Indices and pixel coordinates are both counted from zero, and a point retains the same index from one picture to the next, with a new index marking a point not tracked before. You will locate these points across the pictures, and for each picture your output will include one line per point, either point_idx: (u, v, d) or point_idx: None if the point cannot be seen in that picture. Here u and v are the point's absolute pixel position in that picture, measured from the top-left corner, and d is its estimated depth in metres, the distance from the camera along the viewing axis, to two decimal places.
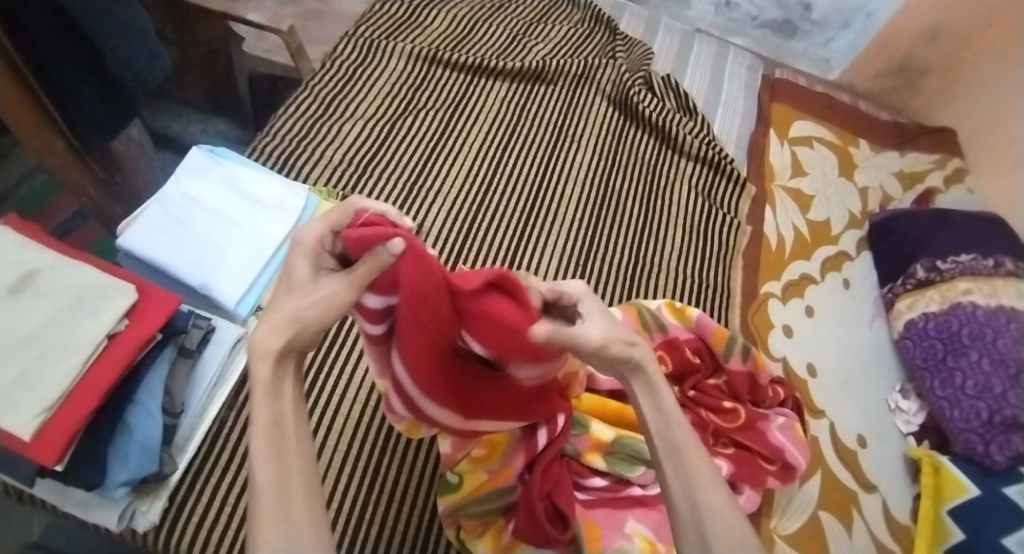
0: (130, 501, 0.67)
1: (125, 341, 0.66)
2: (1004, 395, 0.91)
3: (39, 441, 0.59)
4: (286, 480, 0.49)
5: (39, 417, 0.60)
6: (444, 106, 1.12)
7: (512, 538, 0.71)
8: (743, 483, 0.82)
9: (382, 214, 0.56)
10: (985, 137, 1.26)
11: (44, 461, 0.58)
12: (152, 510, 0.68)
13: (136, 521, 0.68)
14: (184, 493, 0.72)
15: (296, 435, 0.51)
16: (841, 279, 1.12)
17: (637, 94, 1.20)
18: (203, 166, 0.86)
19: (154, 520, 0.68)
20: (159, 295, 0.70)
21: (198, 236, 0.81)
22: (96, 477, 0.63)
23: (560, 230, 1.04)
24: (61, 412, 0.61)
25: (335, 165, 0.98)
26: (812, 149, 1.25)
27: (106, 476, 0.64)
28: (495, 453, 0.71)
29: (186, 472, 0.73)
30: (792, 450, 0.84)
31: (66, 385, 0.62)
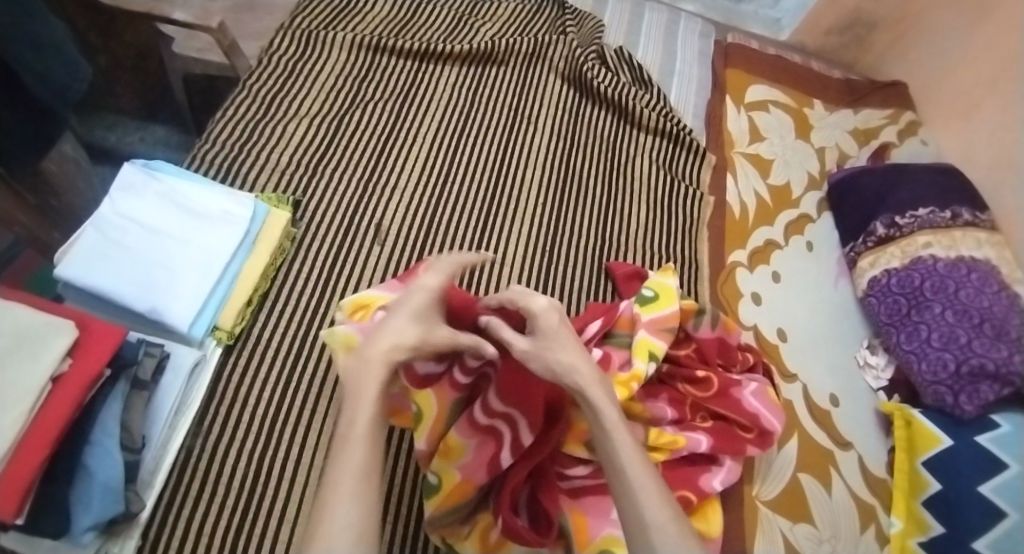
0: (100, 544, 0.65)
1: (71, 380, 0.63)
2: (970, 345, 0.92)
3: None
4: (364, 487, 0.56)
5: None
6: (394, 96, 1.08)
7: (499, 537, 0.70)
8: (722, 455, 0.82)
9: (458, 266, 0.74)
10: (936, 89, 1.27)
11: (4, 514, 0.55)
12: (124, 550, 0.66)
13: None
14: (158, 528, 0.69)
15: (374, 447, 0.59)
16: (805, 242, 1.12)
17: (591, 69, 1.17)
18: (138, 182, 0.82)
19: None
20: (102, 328, 0.67)
21: (142, 258, 0.77)
22: (60, 524, 0.61)
23: (523, 217, 1.01)
24: (12, 466, 0.57)
25: (282, 168, 0.94)
26: (768, 113, 1.23)
27: (71, 524, 0.61)
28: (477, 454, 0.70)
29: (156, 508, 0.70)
30: (767, 415, 0.84)
31: (13, 435, 0.58)
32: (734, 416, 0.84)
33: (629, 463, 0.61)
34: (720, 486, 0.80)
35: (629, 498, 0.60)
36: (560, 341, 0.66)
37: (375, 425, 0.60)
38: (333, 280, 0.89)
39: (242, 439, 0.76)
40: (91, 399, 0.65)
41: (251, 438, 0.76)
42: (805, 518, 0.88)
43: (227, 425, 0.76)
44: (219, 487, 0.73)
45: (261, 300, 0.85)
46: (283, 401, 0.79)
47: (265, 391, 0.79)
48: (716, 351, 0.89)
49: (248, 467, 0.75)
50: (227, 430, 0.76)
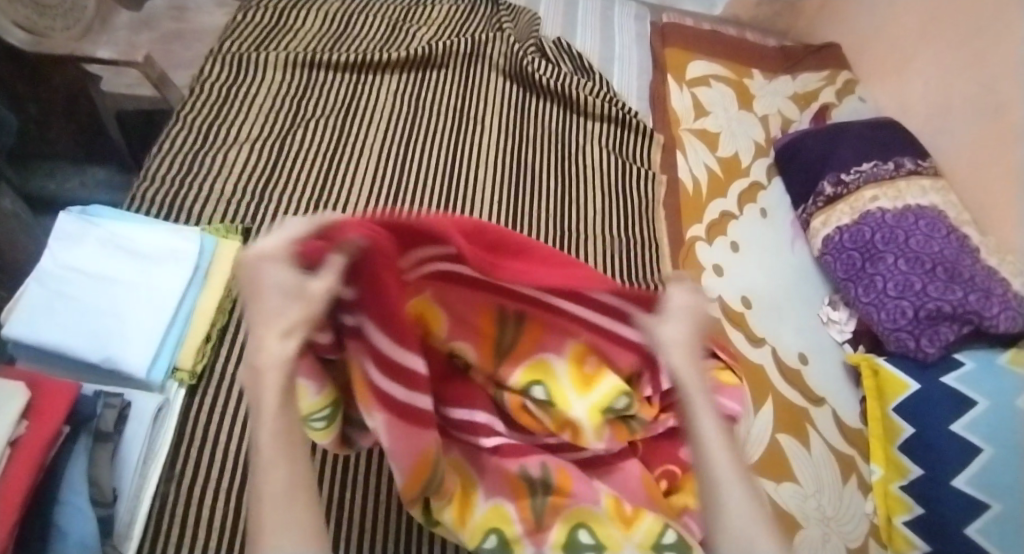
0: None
1: (30, 442, 0.61)
2: (925, 290, 0.94)
3: None
4: (292, 493, 0.49)
5: None
6: (335, 111, 1.07)
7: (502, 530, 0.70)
8: None
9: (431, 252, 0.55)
10: (867, 47, 1.31)
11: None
12: None
13: None
14: None
15: (301, 448, 0.51)
16: (758, 209, 1.15)
17: (531, 63, 1.17)
18: (75, 231, 0.79)
19: None
20: (54, 386, 0.65)
21: (90, 308, 0.75)
22: None
23: (479, 217, 1.01)
24: None
25: (229, 195, 0.93)
26: (710, 87, 1.24)
27: None
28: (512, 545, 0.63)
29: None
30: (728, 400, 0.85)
31: None
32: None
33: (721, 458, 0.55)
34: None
35: (719, 500, 0.54)
36: (679, 321, 0.57)
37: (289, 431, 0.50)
38: None
39: (220, 473, 0.75)
40: (53, 460, 0.64)
41: (226, 474, 0.75)
42: (788, 476, 0.90)
43: (200, 465, 0.75)
44: (200, 529, 0.71)
45: (219, 334, 0.84)
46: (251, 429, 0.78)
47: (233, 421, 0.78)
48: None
49: (227, 505, 0.73)
50: (201, 469, 0.74)
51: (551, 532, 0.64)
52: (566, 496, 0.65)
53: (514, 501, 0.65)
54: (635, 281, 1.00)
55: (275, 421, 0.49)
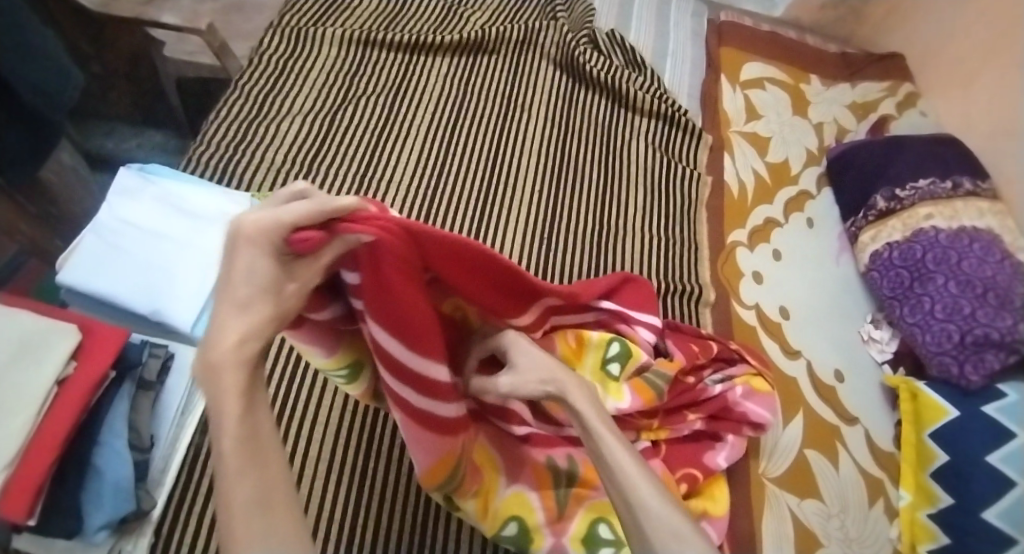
0: (114, 544, 0.65)
1: (77, 381, 0.64)
2: (974, 315, 0.91)
3: (6, 499, 0.56)
4: (270, 498, 0.46)
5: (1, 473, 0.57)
6: (386, 90, 1.08)
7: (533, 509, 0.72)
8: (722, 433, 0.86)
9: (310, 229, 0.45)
10: (933, 59, 1.26)
11: (15, 516, 0.56)
12: (138, 547, 0.67)
13: None
14: (169, 525, 0.70)
15: (272, 449, 0.47)
16: (805, 219, 1.12)
17: (584, 54, 1.16)
18: (133, 187, 0.82)
19: None
20: (104, 330, 0.68)
21: (141, 262, 0.78)
22: (72, 525, 0.61)
23: (520, 205, 1.01)
24: (21, 469, 0.58)
25: (278, 166, 0.95)
26: (764, 90, 1.22)
27: (83, 522, 0.62)
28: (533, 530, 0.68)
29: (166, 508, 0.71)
30: (756, 409, 0.86)
31: (21, 439, 0.59)
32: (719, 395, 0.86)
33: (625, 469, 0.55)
34: (726, 462, 0.84)
35: (638, 506, 0.53)
36: (529, 356, 0.63)
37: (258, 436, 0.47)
38: None
39: None
40: (97, 402, 0.67)
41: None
42: (814, 493, 0.89)
43: None
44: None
45: None
46: (282, 394, 0.80)
47: (266, 384, 0.81)
48: (692, 337, 0.91)
49: None
50: None
51: (571, 521, 0.70)
52: (589, 488, 0.72)
53: (535, 490, 0.70)
54: (671, 282, 0.99)
55: (239, 424, 0.45)
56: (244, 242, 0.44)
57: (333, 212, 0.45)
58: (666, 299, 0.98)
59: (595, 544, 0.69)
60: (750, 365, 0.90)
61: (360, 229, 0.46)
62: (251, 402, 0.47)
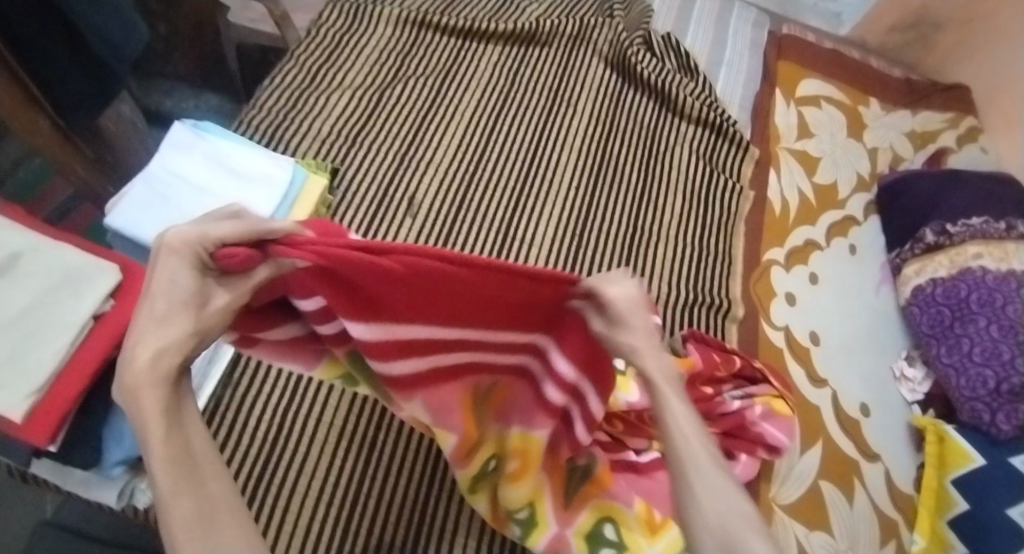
0: (128, 480, 0.67)
1: (112, 320, 0.66)
2: (1014, 362, 0.88)
3: (33, 420, 0.58)
4: (214, 513, 0.41)
5: (32, 395, 0.59)
6: (435, 72, 1.08)
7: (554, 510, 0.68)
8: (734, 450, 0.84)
9: (234, 249, 0.43)
10: (1001, 94, 1.20)
11: (38, 440, 0.58)
12: (150, 488, 0.68)
13: (136, 499, 0.68)
14: None
15: (210, 462, 0.42)
16: (847, 245, 1.08)
17: (636, 54, 1.14)
18: (186, 141, 0.85)
19: (153, 499, 0.69)
20: (146, 275, 0.70)
21: (185, 214, 0.79)
22: (92, 457, 0.64)
23: (555, 201, 1.01)
24: (51, 393, 0.60)
25: (322, 137, 0.96)
26: (819, 109, 1.18)
27: (103, 456, 0.64)
28: (541, 521, 0.67)
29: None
30: (772, 432, 0.84)
31: (54, 364, 0.61)
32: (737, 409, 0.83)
33: (699, 454, 0.44)
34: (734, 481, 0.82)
35: (710, 508, 0.43)
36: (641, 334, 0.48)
37: (191, 450, 0.42)
38: None
39: (269, 392, 0.79)
40: None
41: (274, 392, 0.79)
42: (823, 525, 0.86)
43: (253, 380, 0.79)
44: (239, 439, 0.75)
45: None
46: None
47: None
48: (715, 348, 0.88)
49: (270, 422, 0.77)
50: (252, 385, 0.79)
51: (575, 517, 0.68)
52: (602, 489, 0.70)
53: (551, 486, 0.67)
54: (700, 294, 0.97)
55: (164, 440, 0.40)
56: (167, 254, 0.42)
57: (267, 233, 0.43)
58: (691, 309, 0.96)
59: (597, 542, 0.68)
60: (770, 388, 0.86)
61: (289, 255, 0.44)
62: (176, 411, 0.42)
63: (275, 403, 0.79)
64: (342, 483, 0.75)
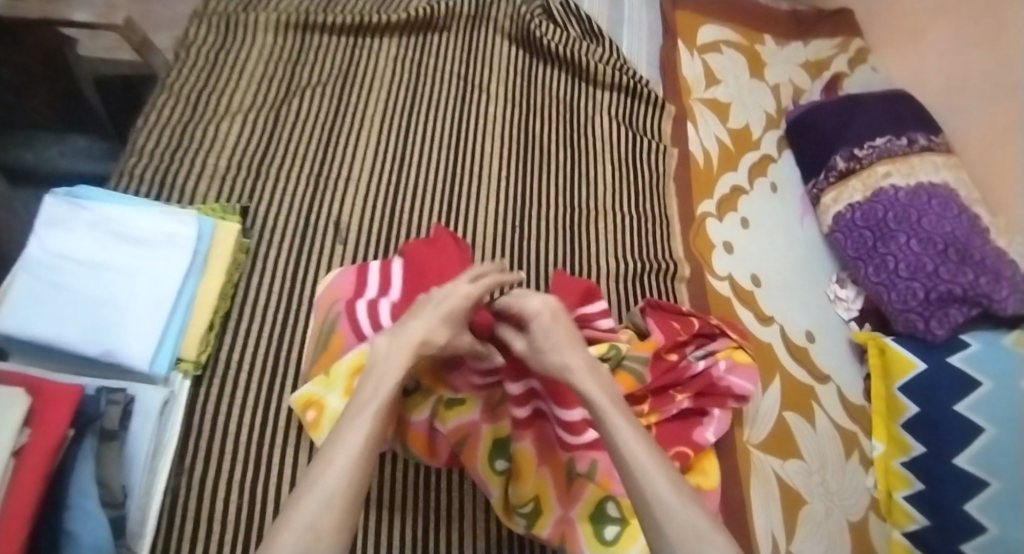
0: None
1: (35, 451, 0.58)
2: (937, 272, 0.94)
3: None
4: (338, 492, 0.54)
5: None
6: (333, 78, 1.01)
7: (561, 499, 0.72)
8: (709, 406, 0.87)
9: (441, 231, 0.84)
10: (881, 13, 1.27)
11: None
12: None
13: None
14: None
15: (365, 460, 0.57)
16: (769, 184, 1.12)
17: (539, 26, 1.11)
18: (64, 217, 0.75)
19: None
20: (57, 390, 0.62)
21: (82, 298, 0.72)
22: None
23: (485, 193, 0.99)
24: None
25: (223, 172, 0.88)
26: (720, 54, 1.20)
27: None
28: (545, 508, 0.71)
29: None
30: (739, 382, 0.87)
31: None
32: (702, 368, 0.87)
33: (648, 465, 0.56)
34: (713, 436, 0.84)
35: (642, 496, 0.55)
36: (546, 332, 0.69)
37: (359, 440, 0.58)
38: (301, 283, 0.85)
39: (233, 464, 0.74)
40: (59, 465, 0.61)
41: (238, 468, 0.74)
42: (793, 454, 0.92)
43: (211, 458, 0.74)
44: (215, 525, 0.71)
45: (224, 318, 0.81)
46: (258, 421, 0.77)
47: (244, 408, 0.77)
48: (672, 313, 0.91)
49: (242, 497, 0.72)
50: (211, 465, 0.73)
51: (579, 499, 0.72)
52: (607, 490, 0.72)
53: (551, 477, 0.73)
54: (645, 260, 0.99)
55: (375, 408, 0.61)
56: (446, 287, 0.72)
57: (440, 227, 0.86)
58: (640, 278, 0.98)
59: (601, 522, 0.71)
60: (728, 340, 0.90)
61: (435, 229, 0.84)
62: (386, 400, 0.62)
63: (244, 475, 0.74)
64: None
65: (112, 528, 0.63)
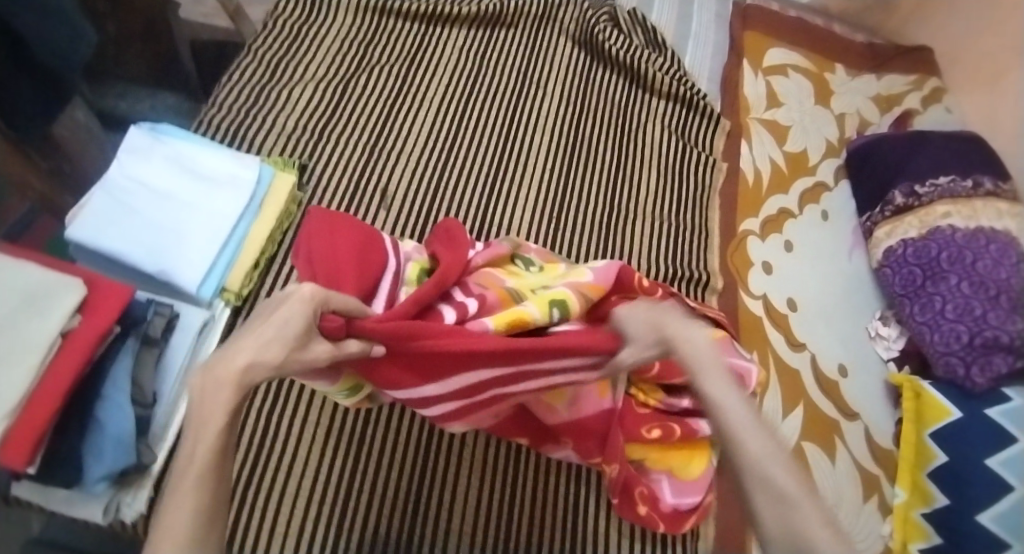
0: (113, 494, 0.69)
1: (81, 336, 0.65)
2: (984, 317, 0.90)
3: (8, 445, 0.59)
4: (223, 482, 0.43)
5: (4, 421, 0.59)
6: (400, 60, 1.07)
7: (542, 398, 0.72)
8: None
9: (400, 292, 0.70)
10: (963, 52, 1.21)
11: (16, 462, 0.58)
12: (137, 500, 0.70)
13: (123, 513, 0.70)
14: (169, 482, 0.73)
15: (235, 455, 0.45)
16: (819, 211, 1.10)
17: (603, 31, 1.13)
18: (143, 147, 0.83)
19: (142, 510, 0.70)
20: (112, 288, 0.69)
21: (148, 221, 0.78)
22: (73, 475, 0.64)
23: (530, 183, 1.01)
24: (25, 417, 0.60)
25: (288, 132, 0.95)
26: (786, 77, 1.20)
27: (84, 472, 0.65)
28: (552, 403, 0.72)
29: (168, 462, 0.74)
30: (741, 362, 0.85)
31: (22, 389, 0.61)
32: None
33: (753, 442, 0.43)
34: (711, 427, 0.80)
35: (740, 449, 0.42)
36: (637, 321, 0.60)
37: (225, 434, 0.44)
38: None
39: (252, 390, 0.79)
40: (99, 356, 0.68)
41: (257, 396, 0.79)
42: None
43: None
44: None
45: (269, 264, 0.88)
46: None
47: None
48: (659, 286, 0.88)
49: (256, 423, 0.77)
50: None
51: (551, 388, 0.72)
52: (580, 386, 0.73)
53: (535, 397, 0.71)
54: (677, 267, 0.99)
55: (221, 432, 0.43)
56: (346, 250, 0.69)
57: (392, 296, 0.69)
58: (673, 283, 0.97)
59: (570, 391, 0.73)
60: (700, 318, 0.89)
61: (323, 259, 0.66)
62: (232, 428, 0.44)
63: (258, 403, 0.78)
64: (332, 481, 0.76)
65: (136, 425, 0.68)
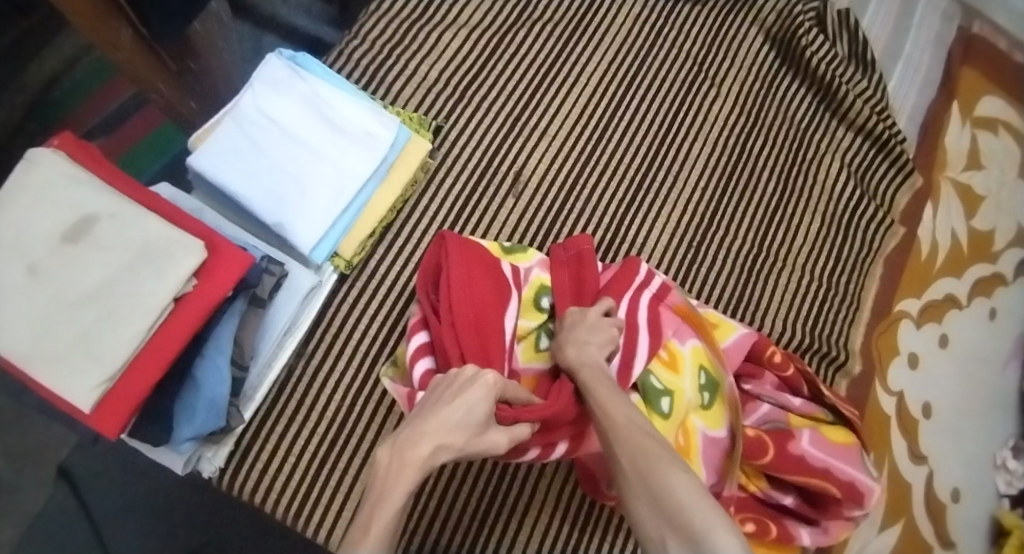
0: (196, 449, 0.63)
1: (192, 302, 0.57)
2: None
3: (100, 410, 0.53)
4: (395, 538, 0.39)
5: (97, 389, 0.53)
6: (567, 16, 0.90)
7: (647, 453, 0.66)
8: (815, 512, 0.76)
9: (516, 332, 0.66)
10: None
11: (108, 431, 0.53)
12: (217, 456, 0.64)
13: (202, 466, 0.64)
14: (251, 440, 0.67)
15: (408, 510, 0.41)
16: (988, 307, 0.97)
17: (807, 32, 0.94)
18: (283, 79, 0.71)
19: (220, 467, 0.65)
20: (232, 253, 0.59)
21: (275, 164, 0.68)
22: (162, 434, 0.58)
23: (680, 200, 0.86)
24: (123, 381, 0.54)
25: (430, 83, 0.81)
26: (995, 135, 1.05)
27: (173, 431, 0.59)
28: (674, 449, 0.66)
29: (253, 418, 0.67)
30: (864, 479, 0.75)
31: (126, 353, 0.54)
32: (794, 408, 0.79)
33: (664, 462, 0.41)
34: (807, 537, 0.76)
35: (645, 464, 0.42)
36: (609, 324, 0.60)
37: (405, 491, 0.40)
38: (465, 222, 0.78)
39: (346, 366, 0.71)
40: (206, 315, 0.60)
41: (352, 373, 0.71)
42: None
43: (330, 355, 0.71)
44: (314, 416, 0.69)
45: (383, 230, 0.76)
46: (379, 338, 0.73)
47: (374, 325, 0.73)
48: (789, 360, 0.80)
49: (343, 403, 0.70)
50: (328, 362, 0.71)
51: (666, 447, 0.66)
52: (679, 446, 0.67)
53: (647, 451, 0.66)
54: (819, 337, 0.85)
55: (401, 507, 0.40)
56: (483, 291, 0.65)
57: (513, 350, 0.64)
58: (812, 357, 0.85)
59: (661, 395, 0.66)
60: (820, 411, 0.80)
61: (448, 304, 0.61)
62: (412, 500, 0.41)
63: (349, 385, 0.70)
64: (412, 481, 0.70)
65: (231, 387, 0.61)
